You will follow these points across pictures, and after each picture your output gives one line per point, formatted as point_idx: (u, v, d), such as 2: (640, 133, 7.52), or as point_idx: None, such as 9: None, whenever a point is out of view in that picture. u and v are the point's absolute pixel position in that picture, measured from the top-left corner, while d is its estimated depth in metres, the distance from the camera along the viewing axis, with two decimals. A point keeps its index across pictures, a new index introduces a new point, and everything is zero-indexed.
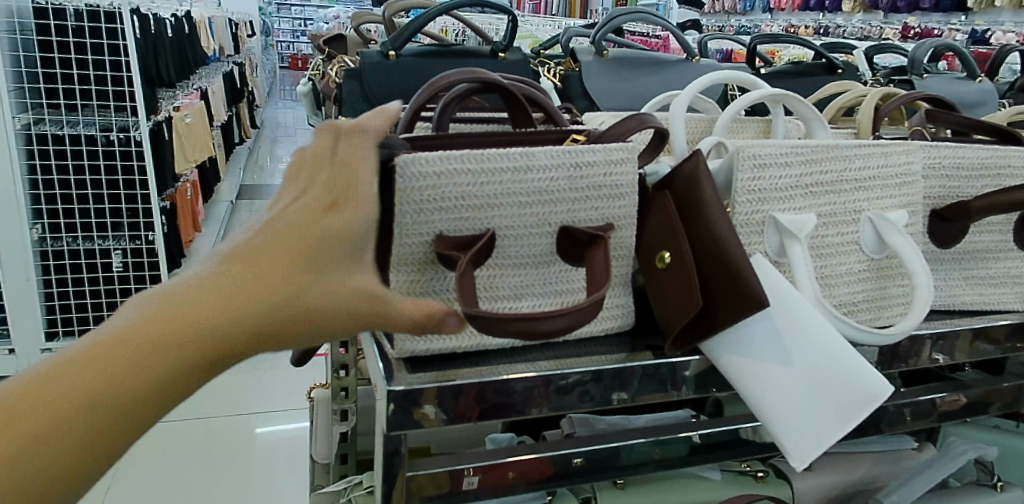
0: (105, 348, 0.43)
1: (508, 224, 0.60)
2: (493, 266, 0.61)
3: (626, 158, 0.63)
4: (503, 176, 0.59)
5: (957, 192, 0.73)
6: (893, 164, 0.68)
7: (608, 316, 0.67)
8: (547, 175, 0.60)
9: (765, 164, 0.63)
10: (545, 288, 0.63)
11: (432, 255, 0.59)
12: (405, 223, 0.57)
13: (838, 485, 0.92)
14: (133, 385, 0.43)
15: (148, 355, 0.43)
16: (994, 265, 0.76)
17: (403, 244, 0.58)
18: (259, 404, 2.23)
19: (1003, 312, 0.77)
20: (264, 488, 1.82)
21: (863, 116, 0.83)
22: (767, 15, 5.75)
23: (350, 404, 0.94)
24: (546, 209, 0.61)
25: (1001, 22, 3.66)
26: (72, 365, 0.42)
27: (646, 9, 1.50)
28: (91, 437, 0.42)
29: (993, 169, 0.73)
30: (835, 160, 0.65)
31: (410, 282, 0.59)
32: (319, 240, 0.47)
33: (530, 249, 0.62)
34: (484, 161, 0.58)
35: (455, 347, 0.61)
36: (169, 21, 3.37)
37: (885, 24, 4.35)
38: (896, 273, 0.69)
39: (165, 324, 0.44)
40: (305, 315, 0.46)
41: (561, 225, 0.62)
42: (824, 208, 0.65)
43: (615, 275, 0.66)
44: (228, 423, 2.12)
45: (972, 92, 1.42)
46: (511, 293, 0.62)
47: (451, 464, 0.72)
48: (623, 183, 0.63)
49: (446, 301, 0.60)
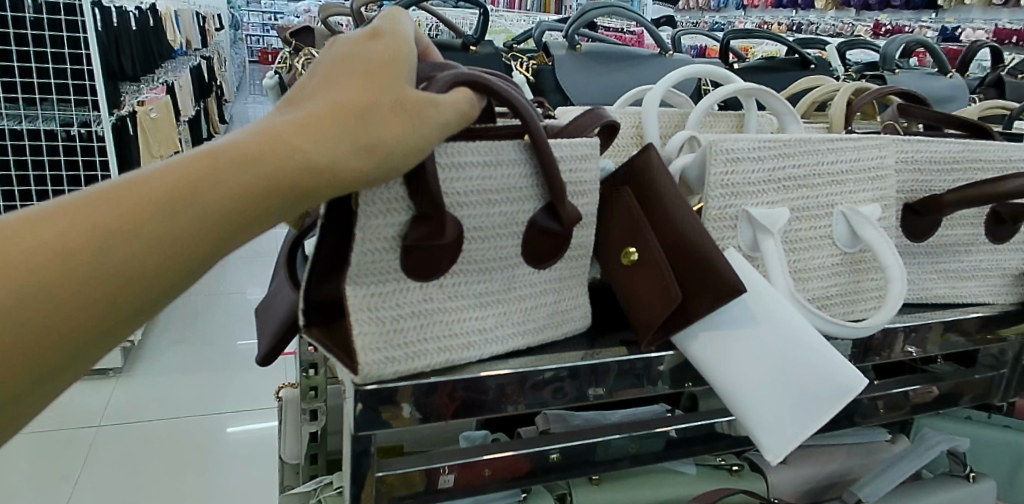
0: (166, 175, 0.43)
1: (477, 224, 0.58)
2: (461, 274, 0.58)
3: (591, 154, 0.62)
4: (472, 171, 0.56)
5: (929, 186, 0.72)
6: (867, 157, 0.68)
7: (566, 319, 0.65)
8: (514, 166, 0.58)
9: (739, 157, 0.62)
10: (508, 294, 0.61)
11: (398, 267, 0.55)
12: (369, 227, 0.53)
13: (813, 478, 0.92)
14: (208, 200, 0.43)
15: (219, 172, 0.44)
16: (966, 257, 0.76)
17: (364, 252, 0.53)
18: (227, 403, 2.21)
19: (974, 304, 0.78)
20: (233, 486, 1.80)
21: (836, 110, 0.83)
22: (741, 11, 5.78)
23: (320, 404, 0.92)
24: (518, 206, 0.59)
25: (971, 19, 3.81)
26: (143, 182, 0.43)
27: (620, 3, 1.48)
28: (172, 251, 0.43)
29: (966, 161, 0.73)
30: (808, 154, 0.65)
31: (375, 296, 0.55)
32: (374, 59, 0.49)
33: (502, 247, 0.59)
34: (456, 154, 0.55)
35: (423, 367, 0.57)
36: (132, 13, 3.32)
37: (857, 22, 4.51)
38: (868, 267, 0.69)
39: (237, 143, 0.45)
40: (370, 144, 0.46)
41: (528, 223, 0.60)
42: (798, 202, 0.65)
43: (569, 279, 0.65)
44: (193, 423, 2.09)
45: (944, 87, 1.41)
46: (476, 301, 0.59)
47: (423, 464, 0.70)
48: (587, 180, 0.62)
49: (411, 314, 0.56)
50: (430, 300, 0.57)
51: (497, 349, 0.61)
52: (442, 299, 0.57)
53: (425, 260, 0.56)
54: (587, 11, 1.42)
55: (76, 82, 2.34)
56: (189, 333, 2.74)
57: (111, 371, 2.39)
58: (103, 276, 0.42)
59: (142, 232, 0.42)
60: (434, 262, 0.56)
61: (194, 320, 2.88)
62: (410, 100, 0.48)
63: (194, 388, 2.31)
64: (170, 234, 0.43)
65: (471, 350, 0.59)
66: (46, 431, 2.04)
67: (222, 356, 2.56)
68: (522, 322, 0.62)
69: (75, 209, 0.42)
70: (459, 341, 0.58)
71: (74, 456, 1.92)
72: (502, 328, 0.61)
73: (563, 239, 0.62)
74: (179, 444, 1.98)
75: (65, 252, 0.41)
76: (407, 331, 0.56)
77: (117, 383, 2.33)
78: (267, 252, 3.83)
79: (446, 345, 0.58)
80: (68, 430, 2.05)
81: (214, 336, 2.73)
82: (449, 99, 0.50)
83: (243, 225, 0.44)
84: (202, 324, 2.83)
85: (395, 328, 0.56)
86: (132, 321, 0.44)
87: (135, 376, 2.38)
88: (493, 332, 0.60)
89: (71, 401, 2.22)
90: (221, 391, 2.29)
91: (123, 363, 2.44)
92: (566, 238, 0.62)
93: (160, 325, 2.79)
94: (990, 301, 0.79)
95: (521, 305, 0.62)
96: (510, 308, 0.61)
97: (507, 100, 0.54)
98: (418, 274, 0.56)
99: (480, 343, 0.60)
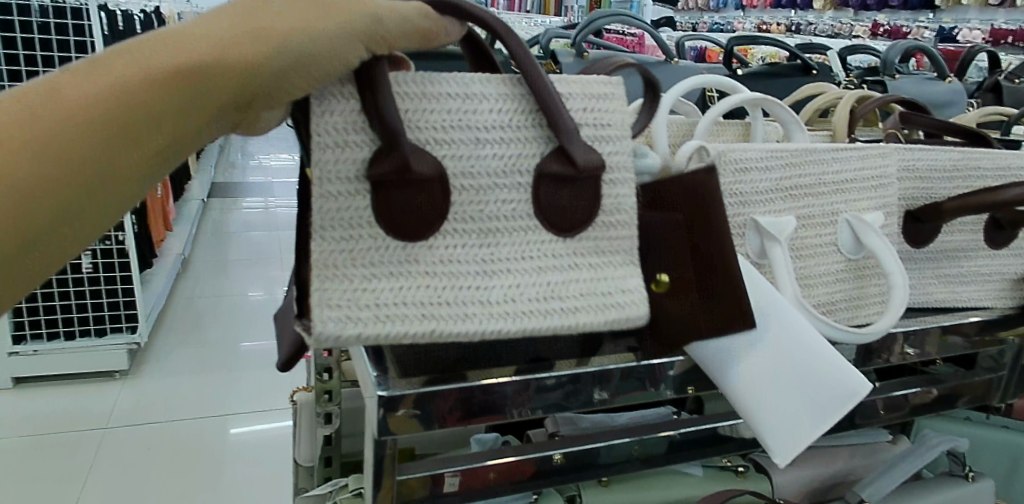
0: (69, 95, 0.45)
1: (464, 169, 0.53)
2: (452, 234, 0.54)
3: (609, 92, 0.57)
4: (452, 103, 0.53)
5: (930, 193, 0.74)
6: (870, 167, 0.69)
7: (612, 304, 0.57)
8: (503, 103, 0.54)
9: (747, 167, 0.64)
10: (526, 265, 0.55)
11: (369, 216, 0.52)
12: (326, 162, 0.51)
13: (816, 479, 0.94)
14: (112, 122, 0.45)
15: (124, 95, 0.45)
16: (966, 263, 0.78)
17: (329, 200, 0.51)
18: (231, 404, 2.23)
19: (973, 308, 0.79)
20: (238, 486, 1.82)
21: (838, 119, 0.84)
22: (740, 12, 5.82)
23: (334, 407, 0.95)
24: (514, 150, 0.54)
25: (968, 19, 3.85)
26: (47, 104, 0.44)
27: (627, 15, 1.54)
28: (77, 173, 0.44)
29: (965, 170, 0.75)
30: (813, 164, 0.67)
31: (345, 252, 0.51)
32: None
33: (499, 199, 0.54)
34: (430, 86, 0.53)
35: (400, 334, 0.52)
36: (136, 17, 3.34)
37: (856, 21, 4.54)
38: (872, 273, 0.70)
39: (140, 65, 0.46)
40: (275, 39, 0.47)
41: (534, 174, 0.55)
42: (804, 210, 0.66)
43: (618, 250, 0.58)
44: (198, 425, 2.11)
45: (942, 92, 1.41)
46: (478, 269, 0.54)
47: (440, 467, 0.71)
48: (611, 121, 0.56)
49: (387, 274, 0.52)
50: (413, 260, 0.53)
51: (500, 325, 0.54)
52: (430, 263, 0.53)
53: (396, 199, 0.51)
54: (596, 19, 1.48)
55: None
56: (193, 335, 2.75)
57: (117, 374, 2.41)
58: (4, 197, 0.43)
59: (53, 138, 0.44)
60: (414, 216, 0.52)
61: (198, 322, 2.89)
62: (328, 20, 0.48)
63: (199, 390, 2.33)
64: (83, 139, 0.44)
65: (465, 321, 0.53)
66: (53, 433, 2.06)
67: (226, 357, 2.58)
68: (544, 299, 0.55)
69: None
70: (449, 311, 0.53)
71: (80, 457, 1.94)
72: (515, 302, 0.54)
73: (586, 195, 0.56)
74: (187, 445, 2.00)
75: None
76: (381, 293, 0.52)
77: (123, 385, 2.35)
78: (269, 253, 3.85)
79: (431, 312, 0.53)
80: (75, 432, 2.07)
81: (218, 338, 2.75)
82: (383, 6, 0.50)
83: (149, 145, 0.46)
84: (206, 326, 2.85)
85: (365, 288, 0.52)
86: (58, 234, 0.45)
87: (140, 378, 2.40)
88: (496, 302, 0.54)
89: (77, 403, 2.24)
90: (225, 392, 2.31)
91: (129, 365, 2.46)
92: (597, 196, 0.56)
93: (163, 328, 2.81)
94: (989, 305, 0.80)
95: (543, 278, 0.55)
96: (525, 282, 0.55)
97: (478, 16, 0.53)
98: (391, 223, 0.52)
99: (480, 316, 0.53)
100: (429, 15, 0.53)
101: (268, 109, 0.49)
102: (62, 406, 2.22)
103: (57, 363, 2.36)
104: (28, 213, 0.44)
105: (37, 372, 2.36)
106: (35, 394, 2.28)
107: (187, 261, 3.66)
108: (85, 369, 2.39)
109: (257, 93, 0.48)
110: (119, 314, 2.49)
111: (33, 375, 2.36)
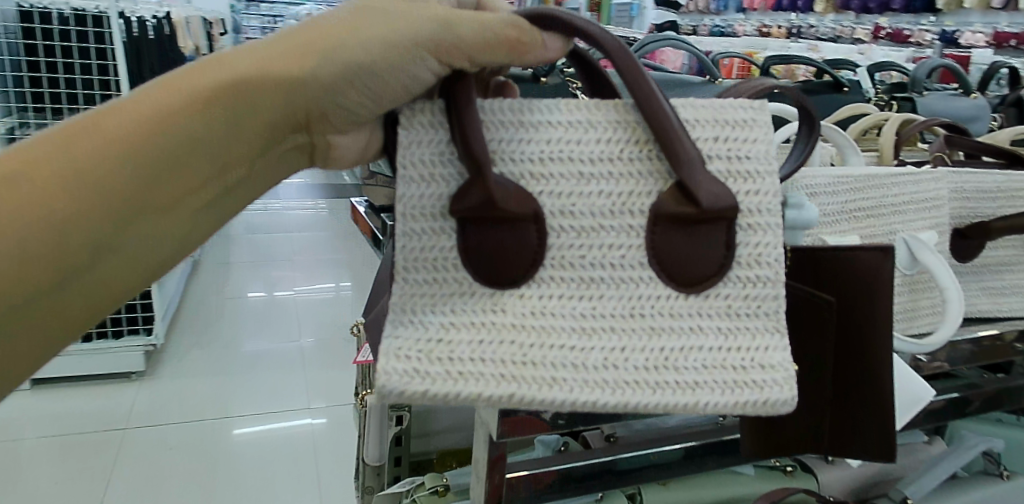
0: (138, 109, 0.52)
1: (563, 209, 0.54)
2: (547, 282, 0.54)
3: (746, 120, 0.56)
4: (555, 131, 0.55)
5: (976, 213, 0.80)
6: (923, 189, 0.76)
7: (746, 382, 0.55)
8: (614, 132, 0.55)
9: (816, 192, 0.69)
10: (635, 325, 0.54)
11: (454, 256, 0.54)
12: (410, 196, 0.54)
13: (859, 476, 1.00)
14: (173, 127, 0.52)
15: (183, 109, 0.52)
16: (1007, 276, 0.84)
17: (409, 234, 0.54)
18: (255, 405, 2.29)
19: (1013, 318, 0.85)
20: (260, 486, 1.89)
21: (885, 141, 0.90)
22: (741, 15, 5.88)
23: (405, 410, 1.02)
24: (624, 188, 0.55)
25: (970, 23, 3.93)
26: (121, 117, 0.52)
27: (676, 38, 1.62)
28: (145, 169, 0.52)
29: (1009, 192, 0.81)
30: (875, 188, 0.73)
31: (426, 295, 0.54)
32: (361, 8, 0.53)
33: (607, 242, 0.55)
34: (525, 114, 0.55)
35: (477, 391, 0.53)
36: (146, 23, 3.42)
37: (857, 24, 4.61)
38: (925, 286, 0.76)
39: (195, 84, 0.52)
40: (322, 61, 0.52)
41: (647, 216, 0.54)
42: (865, 230, 0.72)
43: (761, 316, 0.56)
44: (217, 425, 2.17)
45: (968, 107, 1.47)
46: (574, 326, 0.54)
47: (541, 465, 0.78)
48: (750, 153, 0.55)
49: (469, 324, 0.53)
50: (498, 311, 0.54)
51: (592, 393, 0.53)
52: (519, 314, 0.54)
53: (489, 236, 0.53)
54: (647, 43, 1.56)
55: (100, 91, 2.44)
56: (210, 337, 2.81)
57: (133, 375, 2.47)
58: (90, 189, 0.51)
59: (150, 135, 0.52)
60: (510, 256, 0.54)
61: (214, 324, 2.95)
62: (382, 39, 0.52)
63: (216, 391, 2.38)
64: (155, 144, 0.52)
65: (553, 387, 0.53)
66: (77, 434, 2.12)
67: (243, 359, 2.63)
68: (656, 370, 0.54)
69: (67, 138, 0.52)
70: (536, 371, 0.53)
71: (103, 456, 2.00)
72: (614, 369, 0.54)
73: (716, 247, 0.54)
74: (216, 447, 2.06)
75: (60, 174, 0.51)
76: (458, 346, 0.53)
77: (140, 386, 2.41)
78: (279, 255, 3.90)
79: (511, 373, 0.53)
80: (96, 432, 2.13)
81: (235, 339, 2.80)
82: (473, 24, 0.53)
83: (211, 146, 0.54)
84: (222, 328, 2.91)
85: (440, 339, 0.53)
86: (143, 218, 0.54)
87: (156, 380, 2.46)
88: (592, 367, 0.53)
89: (95, 404, 2.30)
90: (243, 392, 2.37)
91: (145, 367, 2.51)
92: (728, 247, 0.55)
93: (177, 330, 2.87)
94: None
95: (649, 346, 0.54)
96: (633, 346, 0.54)
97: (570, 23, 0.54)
98: (482, 264, 0.54)
99: (571, 383, 0.53)
100: (516, 23, 0.54)
101: (339, 118, 0.55)
102: (82, 406, 2.28)
103: (76, 365, 2.42)
104: (114, 201, 0.52)
105: (57, 374, 2.41)
106: (54, 395, 2.34)
107: (197, 264, 3.71)
108: (103, 371, 2.45)
109: (311, 105, 0.54)
110: (136, 316, 2.55)
111: (52, 376, 2.41)
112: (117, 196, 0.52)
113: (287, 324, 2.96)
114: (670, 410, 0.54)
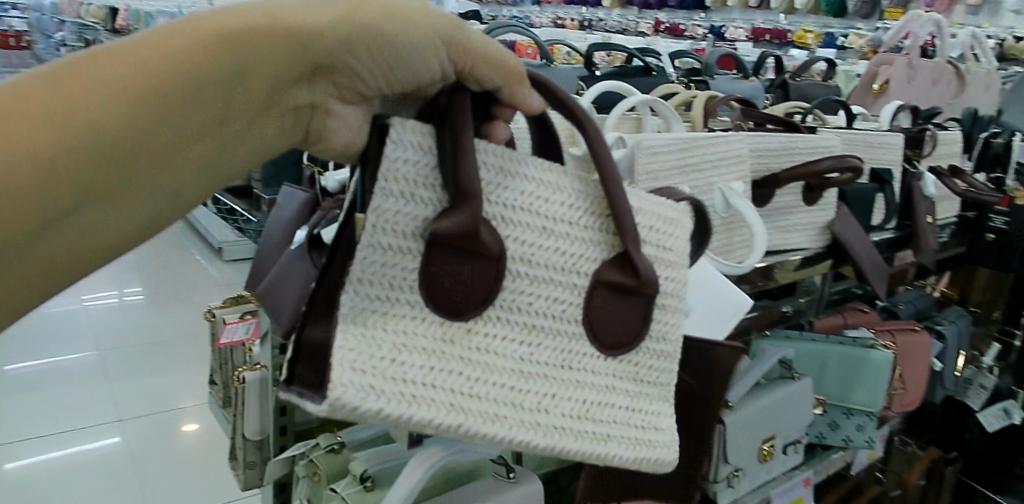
0: (89, 78, 0.43)
1: (523, 256, 0.54)
2: (495, 322, 0.53)
3: (677, 219, 0.64)
4: (524, 181, 0.55)
5: (769, 168, 1.01)
6: (732, 148, 0.94)
7: (644, 441, 0.62)
8: (575, 199, 0.58)
9: (656, 151, 0.84)
10: (571, 374, 0.57)
11: (413, 279, 0.50)
12: (386, 210, 0.49)
13: None
14: (135, 102, 0.44)
15: (150, 81, 0.44)
16: (791, 216, 1.06)
17: (371, 251, 0.49)
18: (59, 423, 2.15)
19: (796, 249, 1.08)
20: None
21: (697, 113, 1.09)
22: (536, 6, 6.22)
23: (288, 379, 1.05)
24: (577, 250, 0.57)
25: (733, 19, 4.54)
26: (67, 86, 0.43)
27: (511, 24, 1.77)
28: (97, 146, 0.43)
29: (791, 149, 1.03)
30: (698, 149, 0.90)
31: (378, 312, 0.49)
32: None
33: (557, 296, 0.56)
34: (506, 159, 0.54)
35: (424, 419, 0.49)
36: None
37: (640, 18, 5.09)
38: (738, 226, 0.96)
39: (163, 52, 0.44)
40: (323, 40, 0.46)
41: (592, 278, 0.58)
42: (693, 182, 0.90)
43: (659, 382, 0.63)
44: (17, 450, 2.02)
45: (748, 88, 1.75)
46: (516, 368, 0.54)
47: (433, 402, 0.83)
48: (670, 246, 0.63)
49: (421, 352, 0.50)
50: (450, 341, 0.51)
51: (530, 433, 0.53)
52: (467, 346, 0.51)
53: (458, 272, 0.51)
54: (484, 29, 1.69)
55: None
56: None
57: None
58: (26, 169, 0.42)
59: (111, 104, 0.43)
60: (467, 301, 0.51)
61: None
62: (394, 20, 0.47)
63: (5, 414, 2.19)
64: (109, 118, 0.43)
65: (495, 423, 0.52)
66: None
67: (35, 376, 2.43)
68: (580, 418, 0.57)
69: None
70: (480, 407, 0.51)
71: None
72: (553, 414, 0.55)
73: (635, 316, 0.60)
74: (24, 475, 1.92)
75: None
76: (411, 368, 0.49)
77: None
78: None
79: (460, 402, 0.50)
80: None
81: (23, 355, 2.57)
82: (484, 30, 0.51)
83: (177, 125, 0.45)
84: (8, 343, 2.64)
85: (392, 360, 0.48)
86: (85, 203, 0.44)
87: None
88: (528, 408, 0.54)
89: None
90: (38, 414, 2.20)
91: None
92: (645, 318, 0.61)
93: None
94: (806, 246, 1.10)
95: (580, 395, 0.57)
96: (566, 394, 0.56)
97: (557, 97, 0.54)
98: (443, 301, 0.51)
99: (511, 421, 0.53)
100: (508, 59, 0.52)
101: (346, 80, 0.49)
102: None
103: None
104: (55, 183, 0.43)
105: None
106: None
107: None
108: None
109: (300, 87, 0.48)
110: None
111: None
112: (58, 179, 0.43)
113: (86, 334, 2.75)
114: (585, 457, 0.57)
